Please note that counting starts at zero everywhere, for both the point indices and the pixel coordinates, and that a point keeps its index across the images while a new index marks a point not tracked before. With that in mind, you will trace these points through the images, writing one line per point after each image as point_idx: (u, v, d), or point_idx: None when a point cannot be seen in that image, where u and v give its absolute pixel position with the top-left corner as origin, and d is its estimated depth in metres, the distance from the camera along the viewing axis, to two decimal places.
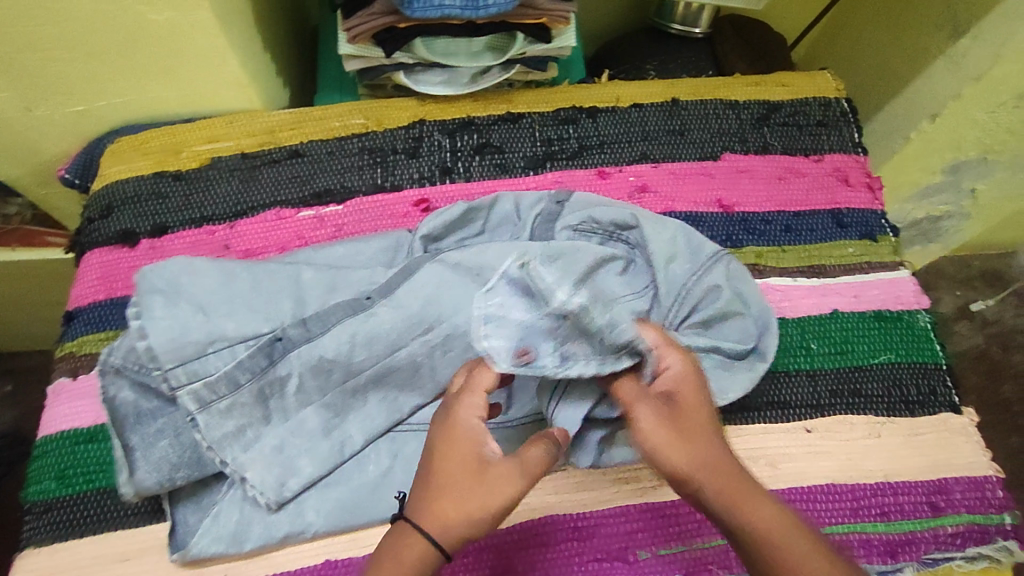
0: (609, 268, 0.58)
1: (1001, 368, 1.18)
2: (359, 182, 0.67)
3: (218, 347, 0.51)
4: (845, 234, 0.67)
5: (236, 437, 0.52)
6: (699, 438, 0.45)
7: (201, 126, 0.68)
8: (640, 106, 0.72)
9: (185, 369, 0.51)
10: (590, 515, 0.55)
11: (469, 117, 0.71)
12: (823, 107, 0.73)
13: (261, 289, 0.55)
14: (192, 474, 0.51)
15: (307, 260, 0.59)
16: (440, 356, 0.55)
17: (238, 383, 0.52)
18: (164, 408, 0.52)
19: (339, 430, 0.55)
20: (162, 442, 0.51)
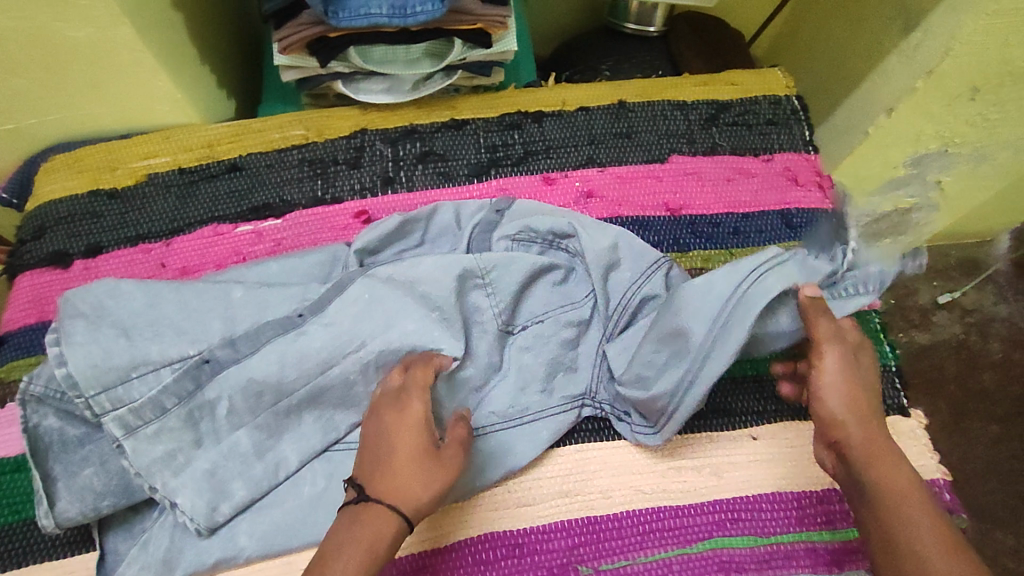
0: (545, 280, 0.59)
1: (980, 358, 1.16)
2: (299, 195, 0.66)
3: (141, 372, 0.51)
4: (794, 234, 0.66)
5: (165, 463, 0.51)
6: (860, 390, 0.49)
7: (136, 142, 0.67)
8: (587, 109, 0.71)
9: (109, 395, 0.50)
10: (532, 531, 0.54)
11: (412, 125, 0.69)
12: (774, 105, 0.72)
13: (188, 309, 0.54)
14: (119, 502, 0.50)
15: (240, 278, 0.58)
16: (374, 373, 0.54)
17: (164, 409, 0.51)
18: (92, 435, 0.52)
19: (273, 451, 0.53)
20: (87, 470, 0.51)
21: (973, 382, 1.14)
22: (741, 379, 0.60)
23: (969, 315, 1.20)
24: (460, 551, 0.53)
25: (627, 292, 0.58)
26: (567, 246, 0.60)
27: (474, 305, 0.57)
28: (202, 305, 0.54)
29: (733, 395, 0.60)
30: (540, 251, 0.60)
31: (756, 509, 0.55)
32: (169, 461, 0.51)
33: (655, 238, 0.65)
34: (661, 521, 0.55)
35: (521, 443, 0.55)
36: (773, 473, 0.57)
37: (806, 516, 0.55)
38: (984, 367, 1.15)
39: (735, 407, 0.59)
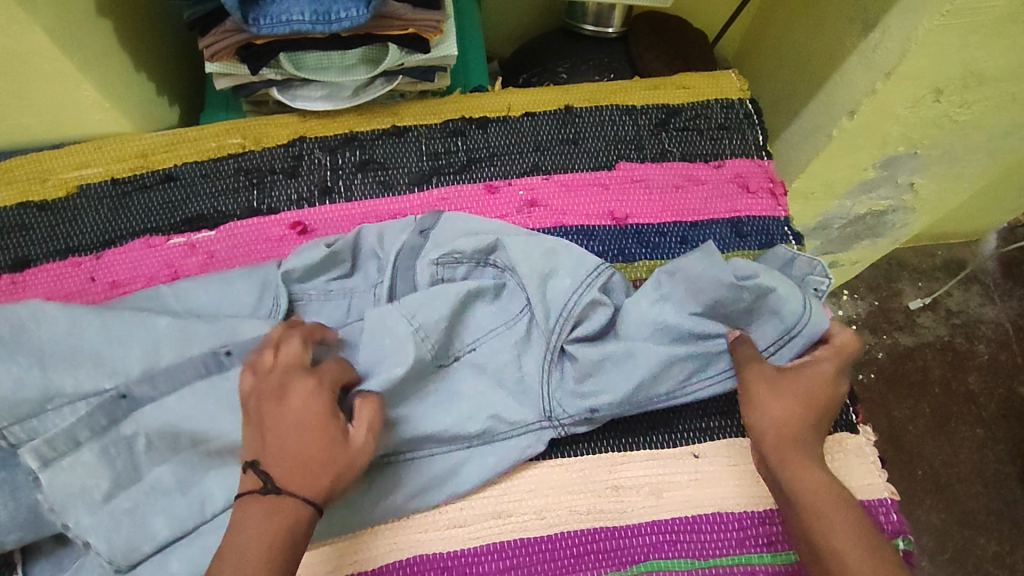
0: (475, 302, 0.57)
1: (965, 360, 1.13)
2: (233, 206, 0.64)
3: (58, 404, 0.50)
4: (743, 243, 0.64)
5: (80, 497, 0.48)
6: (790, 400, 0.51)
7: (69, 152, 0.65)
8: (532, 114, 0.69)
9: (23, 424, 0.49)
10: (460, 554, 0.52)
11: (352, 133, 0.67)
12: (726, 109, 0.70)
13: (105, 339, 0.52)
14: (28, 536, 0.48)
15: (166, 305, 0.56)
16: None
17: (78, 441, 0.49)
18: (3, 461, 0.50)
19: (196, 487, 0.51)
20: None
21: (958, 384, 1.11)
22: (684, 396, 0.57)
23: (954, 316, 1.17)
24: None
25: (568, 300, 0.56)
26: (495, 262, 0.58)
27: (398, 347, 0.52)
28: (120, 334, 0.52)
29: (674, 412, 0.57)
30: (467, 272, 0.58)
31: (694, 530, 0.53)
32: (83, 497, 0.48)
33: (600, 248, 0.63)
34: (596, 542, 0.53)
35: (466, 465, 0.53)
36: (715, 491, 0.54)
37: (747, 537, 0.53)
38: (969, 369, 1.12)
39: (677, 423, 0.57)
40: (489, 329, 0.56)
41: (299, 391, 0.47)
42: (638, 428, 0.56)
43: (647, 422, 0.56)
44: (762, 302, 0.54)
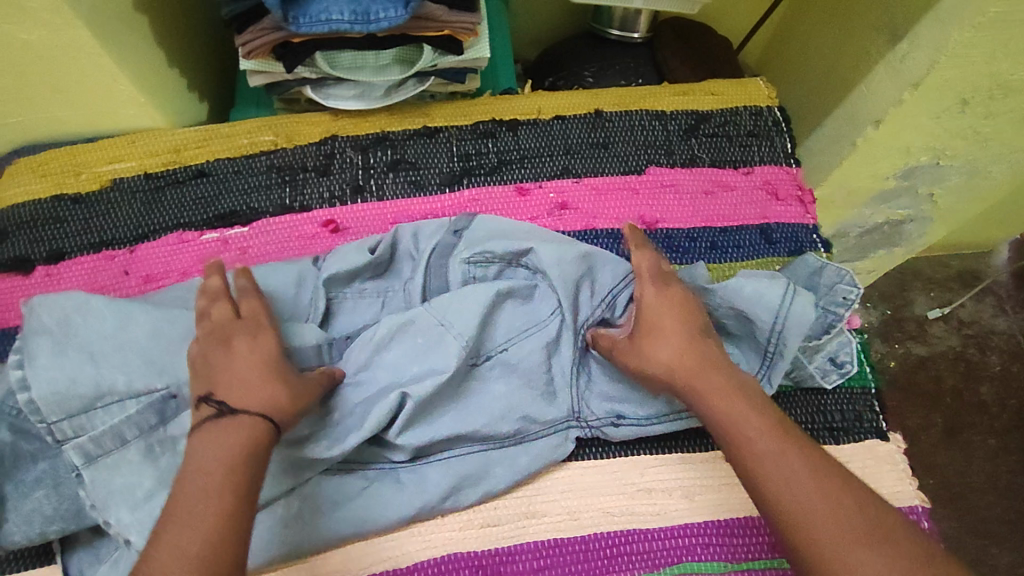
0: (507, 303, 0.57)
1: (978, 370, 1.13)
2: (266, 203, 0.65)
3: (105, 402, 0.50)
4: (773, 250, 0.64)
5: (122, 496, 0.48)
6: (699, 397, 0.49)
7: (102, 146, 0.66)
8: (563, 118, 0.69)
9: (72, 423, 0.49)
10: (496, 552, 0.52)
11: (384, 133, 0.68)
12: (755, 116, 0.70)
13: (153, 342, 0.52)
14: (70, 528, 0.49)
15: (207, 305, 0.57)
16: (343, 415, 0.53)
17: (125, 438, 0.50)
18: (46, 450, 0.50)
19: None
20: (38, 492, 0.49)
21: (971, 394, 1.11)
22: None
23: (967, 327, 1.17)
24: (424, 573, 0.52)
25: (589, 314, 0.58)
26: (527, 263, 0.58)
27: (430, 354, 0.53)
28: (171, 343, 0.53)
29: None
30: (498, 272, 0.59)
31: (727, 533, 0.53)
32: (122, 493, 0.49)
33: (630, 252, 0.64)
34: (629, 544, 0.53)
35: (499, 466, 0.53)
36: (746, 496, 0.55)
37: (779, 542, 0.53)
38: (981, 379, 1.12)
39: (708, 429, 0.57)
40: (520, 330, 0.56)
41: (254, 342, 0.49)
42: (671, 434, 0.57)
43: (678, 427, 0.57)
44: (785, 323, 0.54)
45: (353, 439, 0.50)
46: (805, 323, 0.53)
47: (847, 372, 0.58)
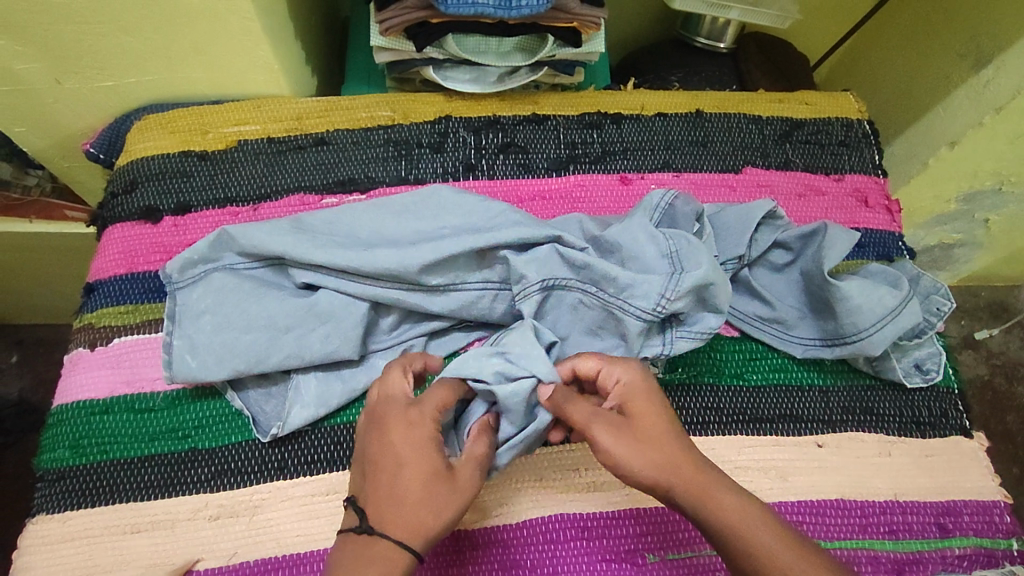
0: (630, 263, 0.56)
1: (1004, 399, 1.10)
2: (383, 173, 0.67)
3: (321, 371, 0.56)
4: (861, 253, 0.67)
5: (289, 345, 0.54)
6: (651, 438, 0.46)
7: (229, 108, 0.69)
8: (665, 115, 0.73)
9: (305, 402, 0.54)
10: (603, 516, 0.54)
11: (495, 116, 0.71)
12: (846, 128, 0.74)
13: (344, 333, 0.55)
14: (205, 363, 0.53)
15: (344, 290, 0.56)
16: (448, 297, 0.57)
17: (342, 378, 0.56)
18: (212, 361, 0.53)
19: (353, 310, 0.56)
20: (205, 345, 0.54)
21: (997, 424, 1.09)
22: (809, 387, 0.60)
23: (995, 357, 1.14)
24: (532, 531, 0.53)
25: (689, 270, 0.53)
26: (671, 261, 0.54)
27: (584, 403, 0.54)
28: (329, 306, 0.56)
29: (799, 402, 0.59)
30: (628, 258, 0.56)
31: (820, 513, 0.55)
32: (272, 386, 0.56)
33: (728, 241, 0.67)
34: None
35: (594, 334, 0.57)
36: (839, 480, 0.56)
37: (870, 524, 0.54)
38: (1008, 409, 1.09)
39: (802, 413, 0.59)
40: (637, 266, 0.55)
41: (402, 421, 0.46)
42: (766, 415, 0.58)
43: (773, 410, 0.58)
44: (862, 339, 0.57)
45: (446, 302, 0.57)
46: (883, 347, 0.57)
47: (931, 378, 0.61)
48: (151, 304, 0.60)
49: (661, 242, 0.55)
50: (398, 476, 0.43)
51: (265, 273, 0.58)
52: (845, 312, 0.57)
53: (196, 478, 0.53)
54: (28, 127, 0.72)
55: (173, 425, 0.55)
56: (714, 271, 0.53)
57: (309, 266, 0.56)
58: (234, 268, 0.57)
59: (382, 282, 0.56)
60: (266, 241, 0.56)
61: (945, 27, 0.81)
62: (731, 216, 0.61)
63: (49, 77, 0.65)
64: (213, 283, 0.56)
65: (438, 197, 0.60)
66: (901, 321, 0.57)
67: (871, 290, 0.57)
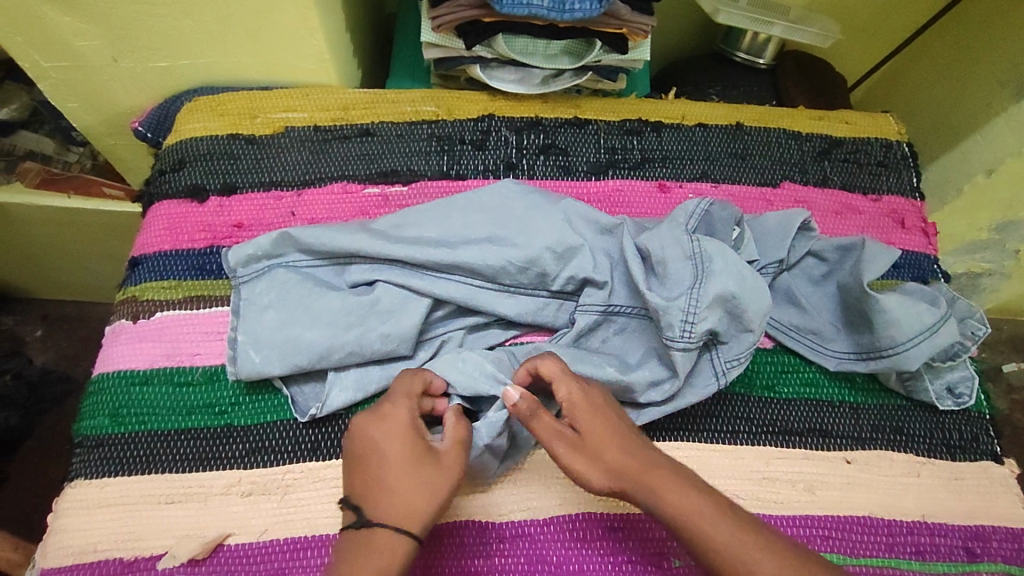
0: (661, 275, 0.56)
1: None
2: (426, 166, 0.68)
3: (373, 366, 0.56)
4: (897, 274, 0.67)
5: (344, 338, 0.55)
6: (598, 446, 0.46)
7: (278, 95, 0.71)
8: (705, 126, 0.74)
9: (353, 390, 0.55)
10: (631, 517, 0.54)
11: (538, 117, 0.72)
12: (885, 148, 0.74)
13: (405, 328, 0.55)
14: (259, 354, 0.54)
15: (405, 286, 0.57)
16: (507, 299, 0.58)
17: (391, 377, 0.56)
18: (263, 343, 0.55)
19: (411, 306, 0.57)
20: (264, 333, 0.55)
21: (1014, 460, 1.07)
22: (839, 403, 0.60)
23: (1016, 392, 1.12)
24: (558, 527, 0.53)
25: (709, 283, 0.54)
26: (700, 268, 0.54)
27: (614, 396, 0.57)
28: (390, 302, 0.57)
29: (829, 418, 0.59)
30: (664, 269, 0.56)
31: (846, 529, 0.54)
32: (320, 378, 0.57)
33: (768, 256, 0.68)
34: None
35: (629, 333, 0.58)
36: (867, 497, 0.56)
37: (897, 543, 0.54)
38: None
39: (831, 429, 0.59)
40: (667, 273, 0.55)
41: (378, 412, 0.48)
42: (795, 428, 0.58)
43: (803, 423, 0.58)
44: (897, 354, 0.57)
45: (504, 306, 0.58)
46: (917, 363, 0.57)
47: (963, 403, 0.60)
48: (195, 281, 0.61)
49: (689, 251, 0.55)
50: (385, 471, 0.46)
51: (325, 271, 0.59)
52: (883, 325, 0.57)
53: (231, 454, 0.54)
54: (80, 103, 0.74)
55: (211, 400, 0.56)
56: (736, 282, 0.54)
57: (374, 262, 0.58)
58: (296, 265, 0.58)
59: (450, 279, 0.58)
60: (340, 240, 0.57)
61: (988, 55, 0.81)
62: (771, 222, 0.62)
63: (107, 55, 0.67)
64: (276, 279, 0.57)
65: (503, 192, 0.61)
66: (937, 339, 0.57)
67: (910, 308, 0.57)
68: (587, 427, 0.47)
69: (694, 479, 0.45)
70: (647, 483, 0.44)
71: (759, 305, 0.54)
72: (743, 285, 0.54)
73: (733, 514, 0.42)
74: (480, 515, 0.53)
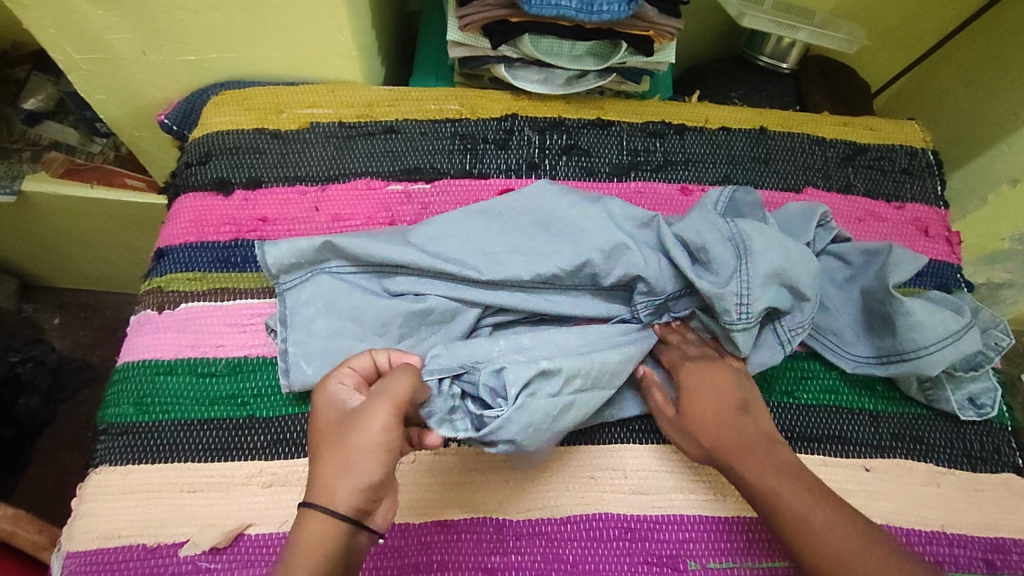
0: (706, 260, 0.56)
1: None
2: (449, 165, 0.69)
3: None
4: (920, 282, 0.67)
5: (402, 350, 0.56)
6: (700, 422, 0.53)
7: (304, 91, 0.71)
8: (729, 129, 0.73)
9: None
10: (648, 519, 0.54)
11: (561, 118, 0.72)
12: (910, 156, 0.74)
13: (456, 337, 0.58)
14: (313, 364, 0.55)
15: (453, 294, 0.58)
16: (555, 301, 0.59)
17: None
18: (315, 352, 0.56)
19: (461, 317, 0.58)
20: (317, 344, 0.56)
21: None
22: (858, 411, 0.59)
23: None
24: (574, 527, 0.54)
25: (754, 260, 0.55)
26: (743, 247, 0.55)
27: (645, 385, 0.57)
28: (440, 313, 0.58)
29: (848, 425, 0.59)
30: (709, 256, 0.56)
31: None
32: None
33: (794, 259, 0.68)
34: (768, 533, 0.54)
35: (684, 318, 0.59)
36: (886, 506, 0.56)
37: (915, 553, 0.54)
38: None
39: (850, 437, 0.58)
40: (710, 254, 0.56)
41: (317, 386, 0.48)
42: (813, 435, 0.58)
43: (821, 430, 0.58)
44: (917, 358, 0.57)
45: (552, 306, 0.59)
46: (937, 367, 0.56)
47: (984, 413, 0.60)
48: (219, 273, 0.61)
49: (727, 233, 0.56)
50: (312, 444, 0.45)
51: (365, 280, 0.59)
52: (905, 328, 0.57)
53: (253, 445, 0.54)
54: (108, 95, 0.75)
55: (233, 391, 0.56)
56: (779, 256, 0.55)
57: (418, 274, 0.59)
58: (340, 273, 0.58)
59: (493, 287, 0.59)
60: (384, 250, 0.57)
61: (1016, 64, 0.80)
62: (794, 212, 0.62)
63: (136, 48, 0.68)
64: (321, 286, 0.57)
65: (535, 194, 0.61)
66: (961, 345, 0.56)
67: (935, 312, 0.57)
68: (694, 403, 0.54)
69: (784, 462, 0.50)
70: (735, 459, 0.50)
71: (806, 270, 0.56)
72: (788, 259, 0.56)
73: (811, 496, 0.47)
74: (497, 512, 0.54)
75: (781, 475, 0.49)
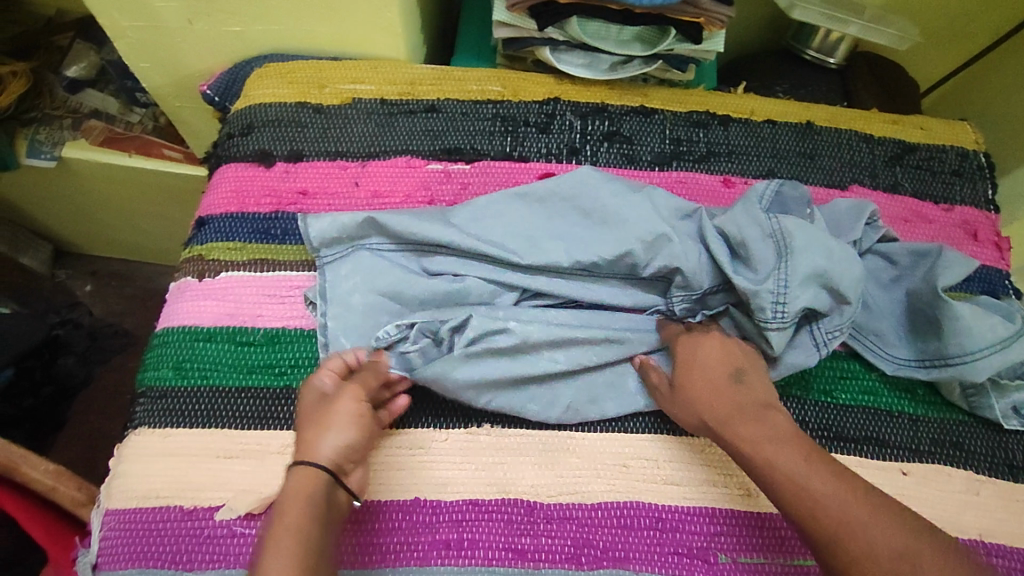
0: (746, 256, 0.56)
1: None
2: (489, 146, 0.68)
3: None
4: (966, 287, 0.65)
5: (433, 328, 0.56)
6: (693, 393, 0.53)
7: (347, 67, 0.71)
8: (774, 122, 0.72)
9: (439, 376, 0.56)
10: (679, 510, 0.54)
11: (604, 103, 0.71)
12: (960, 157, 0.72)
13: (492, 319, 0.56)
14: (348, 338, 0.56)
15: (488, 276, 0.58)
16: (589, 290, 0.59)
17: None
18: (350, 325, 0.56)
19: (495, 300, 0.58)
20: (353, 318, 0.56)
21: None
22: (897, 413, 0.58)
23: None
24: (604, 514, 0.53)
25: (795, 259, 0.54)
26: (784, 245, 0.55)
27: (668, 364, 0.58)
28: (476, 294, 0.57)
29: (885, 427, 0.58)
30: (749, 252, 0.55)
31: None
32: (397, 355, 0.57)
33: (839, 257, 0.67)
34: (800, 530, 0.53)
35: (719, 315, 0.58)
36: (922, 511, 0.55)
37: None
38: None
39: (888, 439, 0.57)
40: (750, 250, 0.55)
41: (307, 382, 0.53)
42: (850, 435, 0.57)
43: (858, 431, 0.57)
44: (961, 363, 0.56)
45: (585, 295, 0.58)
46: (982, 373, 0.55)
47: None
48: (259, 244, 0.62)
49: (769, 229, 0.56)
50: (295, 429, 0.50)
51: (403, 257, 0.59)
52: (951, 333, 0.56)
53: (289, 415, 0.55)
54: (152, 64, 0.75)
55: (271, 361, 0.57)
56: (821, 257, 0.54)
57: (457, 254, 0.59)
58: (379, 249, 0.59)
59: (530, 272, 0.58)
60: (423, 229, 0.57)
61: None
62: (842, 209, 0.61)
63: (183, 17, 0.68)
64: (361, 261, 0.58)
65: (578, 180, 0.61)
66: (1009, 352, 0.55)
67: (984, 318, 0.56)
68: (687, 375, 0.54)
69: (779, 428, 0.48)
70: (744, 430, 0.49)
71: (847, 276, 0.55)
72: (830, 262, 0.54)
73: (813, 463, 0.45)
74: (527, 494, 0.53)
75: (783, 451, 0.47)
